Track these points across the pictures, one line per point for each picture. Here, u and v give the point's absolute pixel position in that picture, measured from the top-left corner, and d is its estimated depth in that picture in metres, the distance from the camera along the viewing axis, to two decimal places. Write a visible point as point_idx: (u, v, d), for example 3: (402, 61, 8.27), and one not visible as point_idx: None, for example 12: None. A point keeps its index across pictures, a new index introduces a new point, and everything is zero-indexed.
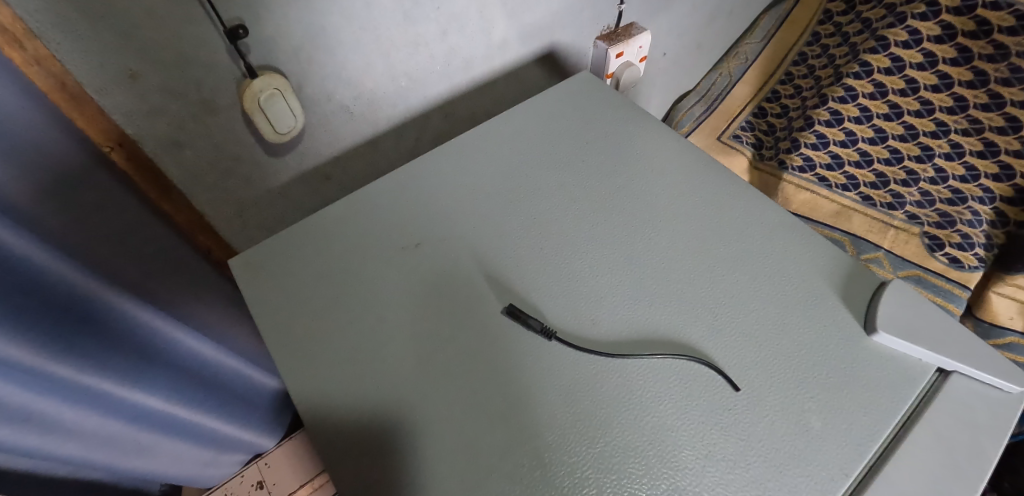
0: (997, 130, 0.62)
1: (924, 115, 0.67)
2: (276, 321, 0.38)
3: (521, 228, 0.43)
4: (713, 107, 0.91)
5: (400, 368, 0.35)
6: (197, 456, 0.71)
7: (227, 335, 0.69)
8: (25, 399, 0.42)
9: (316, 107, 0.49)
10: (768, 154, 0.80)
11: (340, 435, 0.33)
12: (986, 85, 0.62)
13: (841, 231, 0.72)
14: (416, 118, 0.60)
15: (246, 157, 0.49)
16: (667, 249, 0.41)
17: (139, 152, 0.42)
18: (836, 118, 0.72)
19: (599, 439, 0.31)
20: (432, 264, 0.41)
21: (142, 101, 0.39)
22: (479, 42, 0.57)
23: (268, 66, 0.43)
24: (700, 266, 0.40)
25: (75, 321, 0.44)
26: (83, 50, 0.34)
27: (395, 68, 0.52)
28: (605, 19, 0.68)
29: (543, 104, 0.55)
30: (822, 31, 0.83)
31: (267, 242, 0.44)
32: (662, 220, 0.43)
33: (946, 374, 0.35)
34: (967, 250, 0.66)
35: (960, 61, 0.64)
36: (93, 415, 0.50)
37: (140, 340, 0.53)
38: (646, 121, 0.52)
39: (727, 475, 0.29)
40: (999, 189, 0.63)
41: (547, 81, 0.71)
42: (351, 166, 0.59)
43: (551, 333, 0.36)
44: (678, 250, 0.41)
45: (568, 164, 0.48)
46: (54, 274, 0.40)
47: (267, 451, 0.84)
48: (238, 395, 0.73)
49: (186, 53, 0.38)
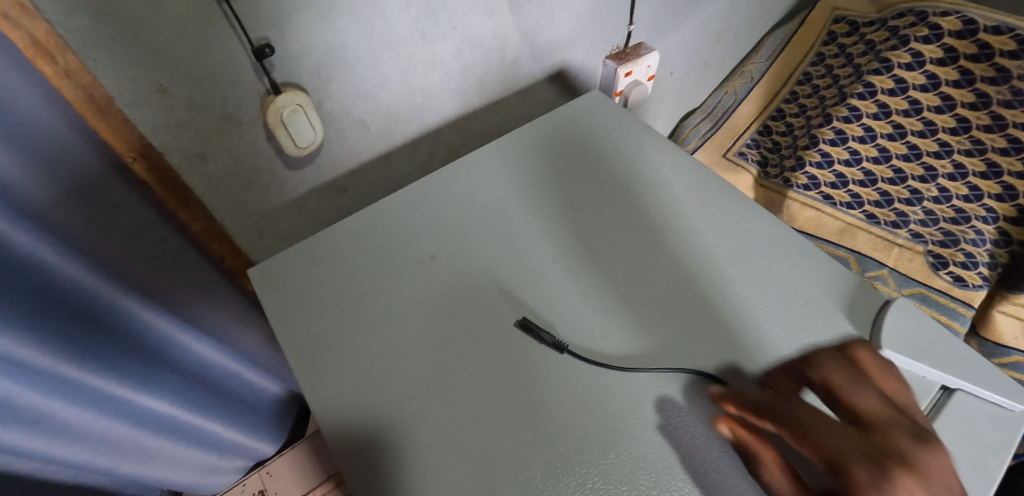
0: (1000, 151, 0.72)
1: (928, 136, 0.76)
2: (294, 330, 0.39)
3: (531, 244, 0.44)
4: (719, 124, 0.95)
5: (415, 378, 0.36)
6: (202, 463, 0.76)
7: (233, 342, 0.71)
8: (35, 400, 0.47)
9: (335, 122, 0.51)
10: (773, 173, 0.85)
11: (352, 444, 0.34)
12: (987, 106, 0.73)
13: (846, 249, 0.76)
14: (429, 134, 0.61)
15: (265, 170, 0.50)
16: (622, 239, 0.44)
17: (162, 162, 0.43)
18: (841, 137, 0.79)
19: (610, 452, 0.32)
20: (447, 275, 0.42)
21: (169, 115, 0.40)
22: (492, 61, 0.59)
23: (291, 83, 0.45)
24: (653, 259, 0.43)
25: (89, 325, 0.50)
26: (116, 67, 0.36)
27: (411, 85, 0.54)
28: (614, 38, 0.70)
29: (553, 122, 0.56)
30: (827, 52, 0.93)
31: (285, 252, 0.45)
32: (618, 211, 0.47)
33: (950, 392, 0.35)
34: (971, 269, 0.71)
35: (962, 83, 0.74)
36: (101, 417, 0.55)
37: (149, 345, 0.58)
38: (655, 139, 0.53)
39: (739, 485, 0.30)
40: (1002, 208, 0.72)
41: (558, 98, 0.72)
42: (365, 179, 0.60)
43: (563, 347, 0.36)
44: (631, 239, 0.44)
45: (578, 181, 0.50)
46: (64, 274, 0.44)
47: (268, 459, 0.90)
48: (242, 400, 0.77)
49: (214, 69, 0.40)
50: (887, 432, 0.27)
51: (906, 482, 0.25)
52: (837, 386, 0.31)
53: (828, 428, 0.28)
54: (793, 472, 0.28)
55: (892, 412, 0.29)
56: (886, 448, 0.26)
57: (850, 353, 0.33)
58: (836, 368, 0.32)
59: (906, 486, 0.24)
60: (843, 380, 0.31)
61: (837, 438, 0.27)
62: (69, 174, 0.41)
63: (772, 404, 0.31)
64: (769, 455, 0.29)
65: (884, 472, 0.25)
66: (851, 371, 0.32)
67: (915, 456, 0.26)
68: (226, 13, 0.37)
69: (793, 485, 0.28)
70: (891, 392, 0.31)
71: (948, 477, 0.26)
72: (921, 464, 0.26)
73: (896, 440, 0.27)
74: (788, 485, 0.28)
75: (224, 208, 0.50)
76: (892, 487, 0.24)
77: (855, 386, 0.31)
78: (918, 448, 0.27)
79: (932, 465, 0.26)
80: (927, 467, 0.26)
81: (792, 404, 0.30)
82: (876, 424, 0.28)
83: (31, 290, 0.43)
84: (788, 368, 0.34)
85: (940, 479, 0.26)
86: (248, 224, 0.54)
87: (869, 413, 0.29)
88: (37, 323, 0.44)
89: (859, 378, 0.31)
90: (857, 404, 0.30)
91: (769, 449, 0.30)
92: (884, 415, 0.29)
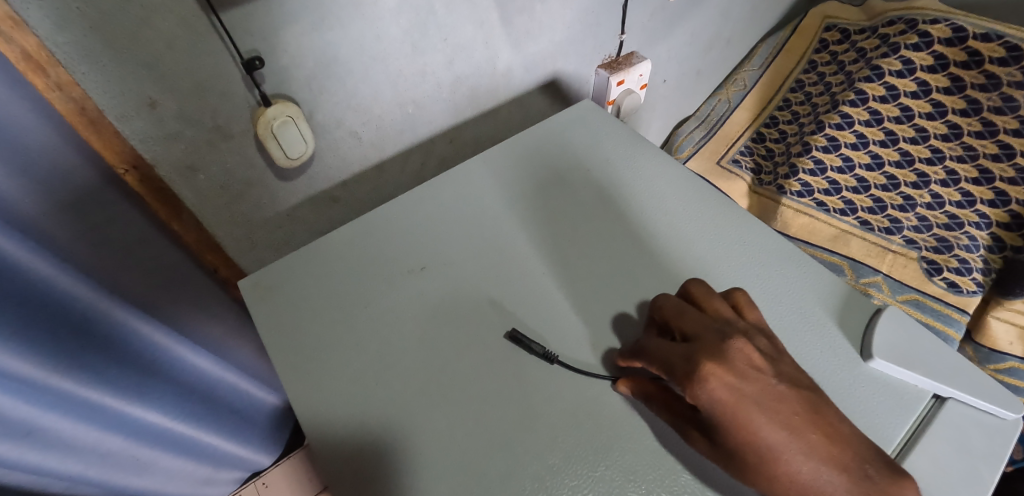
0: (992, 157, 0.74)
1: (919, 142, 0.78)
2: (283, 342, 0.39)
3: (521, 254, 0.44)
4: (713, 132, 0.96)
5: (404, 391, 0.36)
6: (195, 474, 0.76)
7: (228, 354, 0.71)
8: (28, 412, 0.48)
9: (326, 133, 0.51)
10: (767, 180, 0.86)
11: (339, 458, 0.33)
12: (978, 113, 0.75)
13: (841, 255, 0.77)
14: (422, 144, 0.62)
15: (257, 181, 0.50)
16: (577, 204, 0.48)
17: (153, 174, 0.43)
18: (834, 144, 0.81)
19: (600, 463, 0.32)
20: (437, 286, 0.42)
21: (159, 127, 0.40)
22: (484, 72, 0.59)
23: (282, 95, 0.45)
24: (606, 225, 0.46)
25: (86, 340, 0.50)
26: (106, 80, 0.36)
27: (403, 95, 0.54)
28: (606, 48, 0.70)
29: (544, 131, 0.56)
30: (818, 60, 0.94)
31: (276, 263, 0.45)
32: (575, 187, 0.50)
33: (942, 400, 0.35)
34: (965, 275, 0.72)
35: (953, 89, 0.77)
36: (95, 429, 0.56)
37: (148, 358, 0.59)
38: (645, 148, 0.54)
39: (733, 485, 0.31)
40: (995, 214, 0.74)
41: (550, 108, 0.73)
42: (358, 189, 0.60)
43: (553, 357, 0.36)
44: (586, 205, 0.48)
45: (569, 189, 0.50)
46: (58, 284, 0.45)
47: (265, 469, 0.90)
48: (237, 411, 0.77)
49: (205, 82, 0.40)
50: (702, 336, 0.31)
51: (712, 366, 0.28)
52: (668, 313, 0.35)
53: (661, 345, 0.32)
54: (665, 395, 0.33)
55: (709, 321, 0.33)
56: (696, 347, 0.30)
57: (682, 287, 0.37)
58: (666, 298, 0.36)
59: (711, 369, 0.28)
60: (671, 305, 0.35)
61: (665, 352, 0.31)
62: (60, 187, 0.41)
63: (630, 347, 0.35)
64: (649, 387, 0.33)
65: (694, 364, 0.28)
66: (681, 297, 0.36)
67: (723, 345, 0.30)
68: (214, 26, 0.37)
69: (668, 407, 0.32)
70: (715, 307, 0.34)
71: (756, 355, 0.30)
72: (725, 351, 0.29)
73: (708, 340, 0.30)
74: (664, 409, 0.32)
75: (215, 219, 0.50)
76: (698, 373, 0.28)
77: (678, 308, 0.34)
78: (727, 339, 0.30)
79: (738, 348, 0.29)
80: (733, 351, 0.29)
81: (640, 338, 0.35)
82: (696, 333, 0.32)
83: (30, 304, 0.43)
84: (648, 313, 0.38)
85: (743, 358, 0.29)
86: (240, 235, 0.54)
87: (691, 326, 0.32)
88: (33, 338, 0.44)
89: (685, 301, 0.35)
90: (680, 322, 0.33)
91: (651, 382, 0.34)
92: (705, 323, 0.32)
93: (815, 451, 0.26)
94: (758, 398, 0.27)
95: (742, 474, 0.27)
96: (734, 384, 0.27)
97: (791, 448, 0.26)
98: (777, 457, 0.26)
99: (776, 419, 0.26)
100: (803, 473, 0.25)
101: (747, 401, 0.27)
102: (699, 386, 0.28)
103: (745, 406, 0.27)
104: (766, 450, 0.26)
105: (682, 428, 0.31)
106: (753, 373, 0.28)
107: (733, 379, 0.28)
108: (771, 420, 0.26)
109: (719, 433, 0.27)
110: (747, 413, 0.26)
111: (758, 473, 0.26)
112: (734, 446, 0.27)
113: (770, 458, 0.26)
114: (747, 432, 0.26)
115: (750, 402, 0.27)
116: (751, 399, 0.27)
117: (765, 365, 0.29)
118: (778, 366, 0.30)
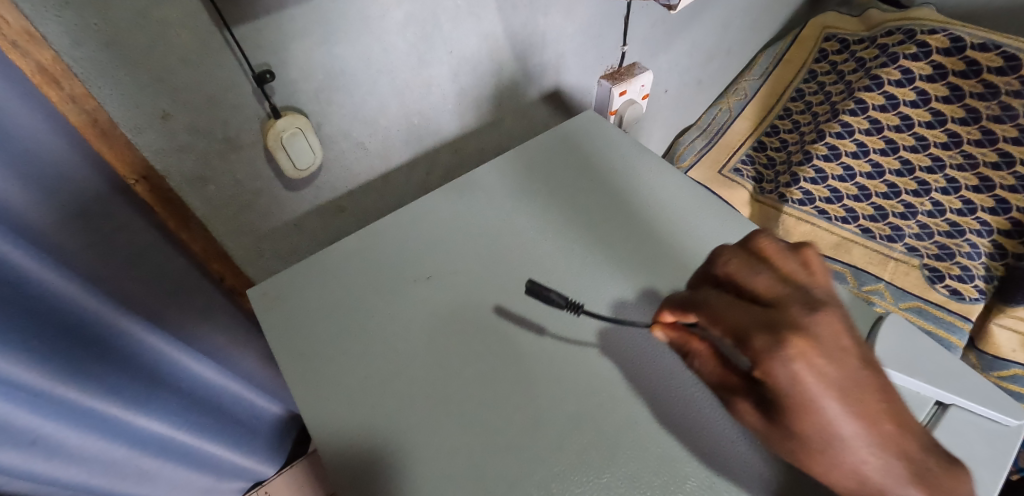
0: (992, 165, 0.76)
1: (919, 151, 0.80)
2: (291, 350, 0.40)
3: (526, 263, 0.44)
4: (714, 141, 0.97)
5: (411, 399, 0.36)
6: (198, 483, 0.76)
7: (233, 362, 0.71)
8: (32, 422, 0.48)
9: (333, 144, 0.52)
10: (768, 188, 0.86)
11: (345, 466, 0.33)
12: (978, 121, 0.77)
13: (843, 262, 0.78)
14: (427, 155, 0.62)
15: (265, 191, 0.51)
16: (584, 210, 0.49)
17: (163, 184, 0.44)
18: (834, 152, 0.82)
19: (605, 471, 0.32)
20: (443, 295, 0.42)
21: (171, 139, 0.41)
22: (488, 83, 0.60)
23: (291, 107, 0.46)
24: (612, 232, 0.47)
25: (91, 347, 0.51)
26: (120, 94, 0.37)
27: (409, 107, 0.55)
28: (608, 59, 0.71)
29: (548, 141, 0.57)
30: (818, 69, 0.96)
31: (283, 272, 0.45)
32: (580, 195, 0.51)
33: (945, 407, 0.35)
34: (967, 282, 0.73)
35: (952, 99, 0.78)
36: (100, 438, 0.56)
37: (152, 366, 0.59)
38: (648, 158, 0.54)
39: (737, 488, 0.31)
40: (996, 221, 0.75)
41: (553, 118, 0.74)
42: (364, 198, 0.61)
43: (578, 308, 0.39)
44: (592, 212, 0.49)
45: (573, 198, 0.50)
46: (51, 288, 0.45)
47: (267, 479, 0.90)
48: (240, 420, 0.78)
49: (216, 94, 0.41)
50: (783, 305, 0.29)
51: (798, 343, 0.26)
52: (737, 275, 0.32)
53: (732, 307, 0.30)
54: (715, 356, 0.32)
55: (787, 287, 0.30)
56: (780, 318, 0.28)
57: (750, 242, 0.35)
58: (734, 258, 0.33)
59: (797, 347, 0.26)
60: (741, 268, 0.32)
61: (737, 316, 0.29)
62: (72, 197, 0.41)
63: (687, 303, 0.33)
64: (696, 347, 0.33)
65: (779, 338, 0.26)
66: (750, 255, 0.33)
67: (808, 320, 0.28)
68: (228, 41, 0.38)
69: (717, 368, 0.32)
70: (788, 270, 0.32)
71: (840, 333, 0.28)
72: (812, 328, 0.27)
73: (791, 311, 0.28)
74: (712, 370, 0.32)
75: (223, 228, 0.51)
76: (782, 350, 0.26)
77: (752, 269, 0.32)
78: (812, 313, 0.28)
79: (823, 325, 0.27)
80: (818, 327, 0.27)
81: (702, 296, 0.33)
82: (773, 300, 0.29)
83: (32, 312, 0.44)
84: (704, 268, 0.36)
85: (830, 337, 0.27)
86: (247, 244, 0.54)
87: (765, 291, 0.30)
88: (37, 345, 0.45)
89: (757, 262, 0.32)
90: (753, 284, 0.31)
91: (699, 341, 0.33)
92: (782, 290, 0.30)
93: (879, 442, 0.26)
94: (841, 385, 0.26)
95: (796, 454, 0.27)
96: (820, 367, 0.26)
97: (857, 438, 0.26)
98: (845, 446, 0.26)
99: (852, 408, 0.26)
100: (867, 463, 0.26)
101: (827, 386, 0.26)
102: (784, 365, 0.26)
103: (825, 390, 0.26)
104: (835, 436, 0.26)
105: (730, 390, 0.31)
106: (838, 356, 0.27)
107: (819, 361, 0.26)
108: (849, 409, 0.26)
109: (788, 415, 0.26)
110: (827, 400, 0.26)
111: (819, 457, 0.26)
112: (801, 429, 0.26)
113: (837, 446, 0.26)
114: (820, 417, 0.26)
115: (830, 387, 0.26)
116: (832, 383, 0.26)
117: (848, 344, 0.28)
118: (858, 343, 0.28)
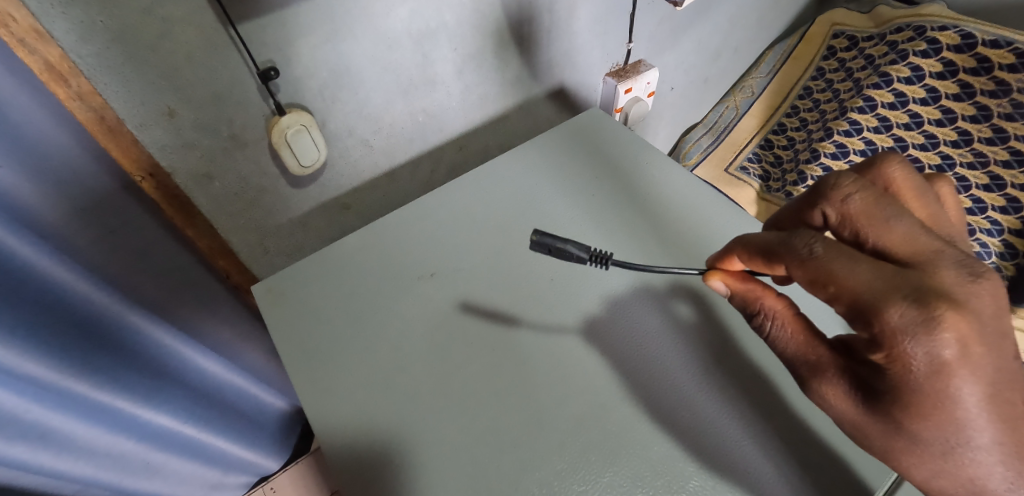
0: (1003, 164, 0.75)
1: (929, 149, 0.80)
2: (295, 347, 0.40)
3: (530, 260, 0.44)
4: (720, 139, 0.97)
5: (414, 396, 0.36)
6: (205, 477, 0.77)
7: (239, 358, 0.72)
8: (40, 413, 0.48)
9: (338, 141, 0.52)
10: (775, 187, 0.87)
11: (348, 461, 0.34)
12: (988, 119, 0.76)
13: None
14: (431, 152, 0.62)
15: (270, 189, 0.51)
16: (590, 208, 0.49)
17: (169, 182, 0.44)
18: (841, 151, 0.81)
19: (608, 469, 0.32)
20: (447, 293, 0.42)
21: (177, 136, 0.41)
22: (492, 80, 0.60)
23: (295, 104, 0.46)
24: (619, 229, 0.47)
25: (98, 343, 0.51)
26: (127, 91, 0.37)
27: (414, 104, 0.55)
28: (613, 57, 0.71)
29: (553, 138, 0.56)
30: (827, 66, 0.95)
31: (288, 268, 0.45)
32: (585, 193, 0.50)
33: None
34: None
35: (962, 97, 0.78)
36: (107, 432, 0.57)
37: (159, 360, 0.60)
38: (654, 155, 0.54)
39: (740, 486, 0.32)
40: (1007, 221, 0.76)
41: (558, 116, 0.73)
42: (367, 196, 0.61)
43: (607, 260, 0.37)
44: (598, 209, 0.49)
45: (578, 196, 0.50)
46: (64, 284, 0.45)
47: (272, 475, 0.91)
48: (246, 415, 0.78)
49: (221, 91, 0.41)
50: (923, 267, 0.25)
51: (952, 321, 0.23)
52: (862, 218, 0.28)
53: (859, 262, 0.25)
54: (797, 318, 0.32)
55: (929, 238, 0.26)
56: (925, 284, 0.24)
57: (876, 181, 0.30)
58: (861, 194, 0.28)
59: (949, 326, 0.23)
60: (871, 209, 0.27)
61: (866, 276, 0.25)
62: (79, 193, 0.42)
63: (782, 246, 0.29)
64: (767, 306, 0.33)
65: (924, 313, 0.23)
66: (880, 192, 0.28)
67: (961, 289, 0.24)
68: (232, 38, 0.38)
69: (801, 336, 0.31)
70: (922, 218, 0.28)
71: (1000, 310, 0.24)
72: (966, 302, 0.24)
73: (938, 275, 0.25)
74: (791, 334, 0.32)
75: (229, 224, 0.51)
76: (926, 326, 0.23)
77: (882, 217, 0.27)
78: (964, 280, 0.24)
79: (978, 298, 0.24)
80: (974, 300, 0.24)
81: (801, 243, 0.28)
82: (911, 259, 0.26)
83: (41, 307, 0.44)
84: (808, 203, 0.31)
85: (989, 317, 0.24)
86: (253, 241, 0.54)
87: (900, 245, 0.26)
88: (44, 341, 0.45)
89: (889, 201, 0.27)
90: (883, 236, 0.27)
91: (775, 299, 0.33)
92: (923, 242, 0.26)
93: (1009, 440, 0.24)
94: (985, 373, 0.23)
95: (896, 439, 0.26)
96: (969, 351, 0.23)
97: (986, 433, 0.24)
98: (965, 437, 0.24)
99: (988, 397, 0.24)
100: (980, 458, 0.25)
101: (970, 375, 0.23)
102: (927, 344, 0.23)
103: (966, 379, 0.23)
104: (960, 430, 0.24)
105: (815, 362, 0.30)
106: (995, 341, 0.24)
107: (972, 345, 0.23)
108: (983, 400, 0.24)
109: (908, 399, 0.25)
110: (961, 388, 0.23)
111: (926, 443, 0.25)
112: (919, 416, 0.24)
113: (952, 436, 0.24)
114: (949, 408, 0.24)
115: (973, 377, 0.23)
116: (977, 372, 0.23)
117: (1005, 322, 0.24)
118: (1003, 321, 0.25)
